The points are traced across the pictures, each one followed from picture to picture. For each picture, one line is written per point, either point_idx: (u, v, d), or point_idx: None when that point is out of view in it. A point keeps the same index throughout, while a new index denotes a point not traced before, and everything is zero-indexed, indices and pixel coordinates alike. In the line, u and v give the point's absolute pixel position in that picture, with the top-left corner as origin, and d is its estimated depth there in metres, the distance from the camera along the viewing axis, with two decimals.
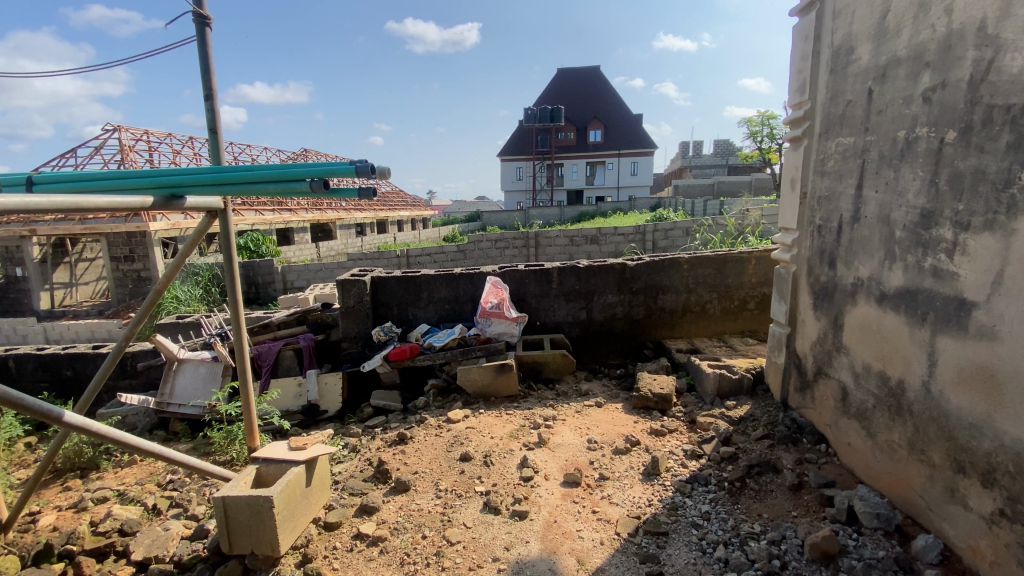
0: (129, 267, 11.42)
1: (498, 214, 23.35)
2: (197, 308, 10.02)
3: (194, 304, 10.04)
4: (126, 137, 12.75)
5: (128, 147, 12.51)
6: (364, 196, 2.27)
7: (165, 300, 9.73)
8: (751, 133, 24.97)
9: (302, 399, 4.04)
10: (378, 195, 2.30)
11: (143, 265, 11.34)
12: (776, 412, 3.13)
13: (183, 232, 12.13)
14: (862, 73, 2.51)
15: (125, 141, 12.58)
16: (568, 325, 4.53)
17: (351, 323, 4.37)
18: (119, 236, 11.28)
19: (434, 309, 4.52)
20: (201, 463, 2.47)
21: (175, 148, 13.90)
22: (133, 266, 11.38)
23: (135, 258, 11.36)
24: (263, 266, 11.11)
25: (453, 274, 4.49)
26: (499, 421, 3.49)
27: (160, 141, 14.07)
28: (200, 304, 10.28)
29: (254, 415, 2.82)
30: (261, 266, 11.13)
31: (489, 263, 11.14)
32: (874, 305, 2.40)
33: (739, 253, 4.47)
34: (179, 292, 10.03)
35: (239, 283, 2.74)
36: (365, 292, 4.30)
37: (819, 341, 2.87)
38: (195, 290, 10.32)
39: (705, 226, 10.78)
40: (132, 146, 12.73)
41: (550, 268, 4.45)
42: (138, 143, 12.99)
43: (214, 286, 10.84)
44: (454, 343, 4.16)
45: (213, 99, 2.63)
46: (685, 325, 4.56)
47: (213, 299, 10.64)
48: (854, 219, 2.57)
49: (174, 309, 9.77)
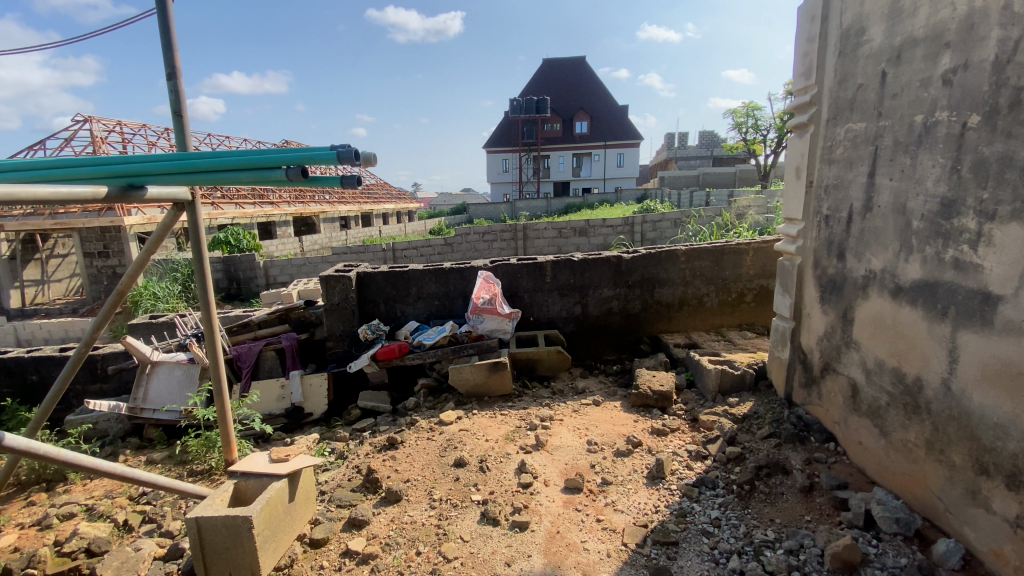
0: (104, 263, 11.00)
1: (485, 207, 23.22)
2: (176, 305, 9.70)
3: (173, 301, 9.74)
4: (97, 128, 12.21)
5: (100, 138, 12.01)
6: (346, 184, 2.07)
7: (143, 297, 9.40)
8: (736, 125, 25.08)
9: (284, 402, 3.85)
10: (362, 184, 2.10)
11: (119, 260, 10.93)
12: (781, 409, 3.03)
13: None
14: (875, 54, 2.38)
15: (97, 133, 12.07)
16: (563, 321, 4.39)
17: (336, 321, 4.16)
18: (91, 231, 10.82)
19: (424, 306, 4.33)
20: (171, 482, 2.28)
21: (151, 139, 13.43)
22: (107, 262, 10.97)
23: (110, 253, 10.94)
24: (244, 260, 10.89)
25: (443, 269, 4.30)
26: (494, 422, 3.35)
27: (135, 133, 13.58)
28: (179, 301, 9.96)
29: (230, 425, 2.63)
30: (241, 260, 10.90)
31: (477, 256, 10.93)
32: (888, 299, 2.29)
33: (737, 245, 4.36)
34: (157, 288, 9.74)
35: (210, 282, 2.53)
36: (350, 289, 4.09)
37: (827, 336, 2.77)
38: (174, 287, 10.02)
39: (694, 217, 10.74)
40: (103, 138, 12.20)
41: (544, 262, 4.29)
42: (111, 135, 12.49)
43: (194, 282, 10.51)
44: (445, 340, 4.02)
45: (176, 79, 2.38)
46: (681, 319, 4.45)
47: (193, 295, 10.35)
48: (866, 208, 2.45)
49: (151, 306, 9.46)
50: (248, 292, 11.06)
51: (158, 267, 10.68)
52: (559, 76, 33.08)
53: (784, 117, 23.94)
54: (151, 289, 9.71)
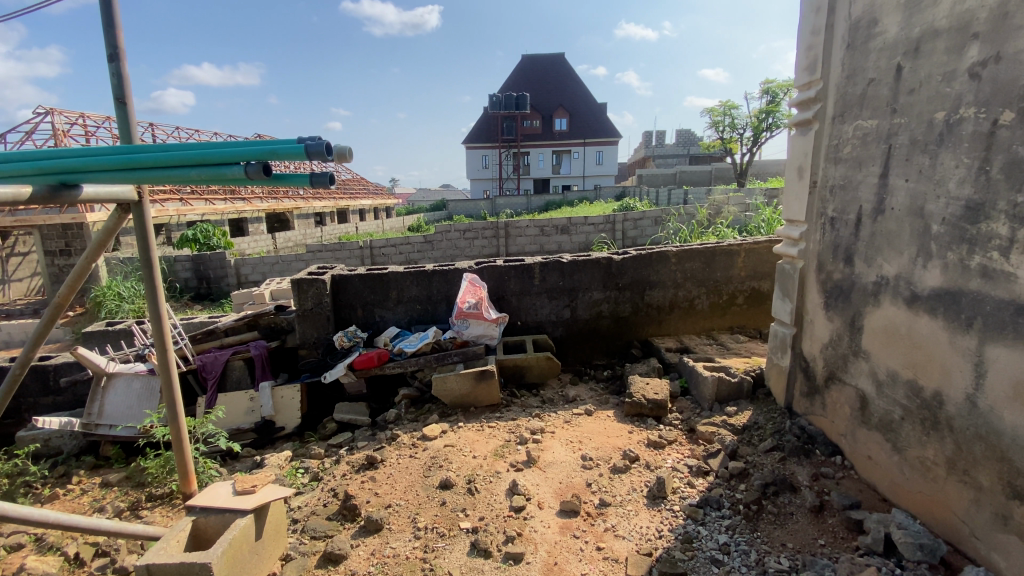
0: (66, 262, 10.37)
1: (464, 204, 22.92)
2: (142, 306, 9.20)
3: (139, 302, 9.24)
4: (58, 120, 11.53)
5: (62, 131, 11.32)
6: (317, 183, 1.82)
7: (107, 298, 8.89)
8: (713, 123, 25.28)
9: (253, 416, 3.63)
10: (335, 183, 1.86)
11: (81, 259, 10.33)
12: (782, 419, 2.90)
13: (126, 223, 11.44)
14: (889, 48, 2.25)
15: (59, 125, 11.39)
16: (551, 325, 4.21)
17: (309, 328, 3.89)
18: (53, 228, 10.20)
19: (404, 310, 4.08)
20: (117, 524, 1.99)
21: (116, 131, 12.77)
22: (69, 260, 10.37)
23: (72, 252, 10.32)
24: (214, 258, 10.40)
25: (425, 271, 4.05)
26: (481, 435, 3.14)
27: (99, 125, 12.89)
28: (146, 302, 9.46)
29: (188, 453, 2.35)
30: (212, 259, 10.41)
31: (457, 255, 10.66)
32: (903, 308, 2.18)
33: (729, 245, 4.23)
34: (122, 288, 9.23)
35: (160, 290, 2.19)
36: (324, 293, 3.83)
37: (832, 344, 2.65)
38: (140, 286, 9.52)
39: (675, 216, 10.67)
40: (65, 130, 11.53)
41: (533, 263, 4.10)
42: (74, 127, 11.81)
43: None
44: (427, 347, 3.80)
45: (118, 61, 2.08)
46: (672, 322, 4.30)
47: None
48: (877, 210, 2.33)
49: (115, 308, 8.95)
50: (219, 291, 10.58)
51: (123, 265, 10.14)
52: (539, 72, 32.89)
53: (759, 117, 24.25)
54: (116, 289, 9.19)
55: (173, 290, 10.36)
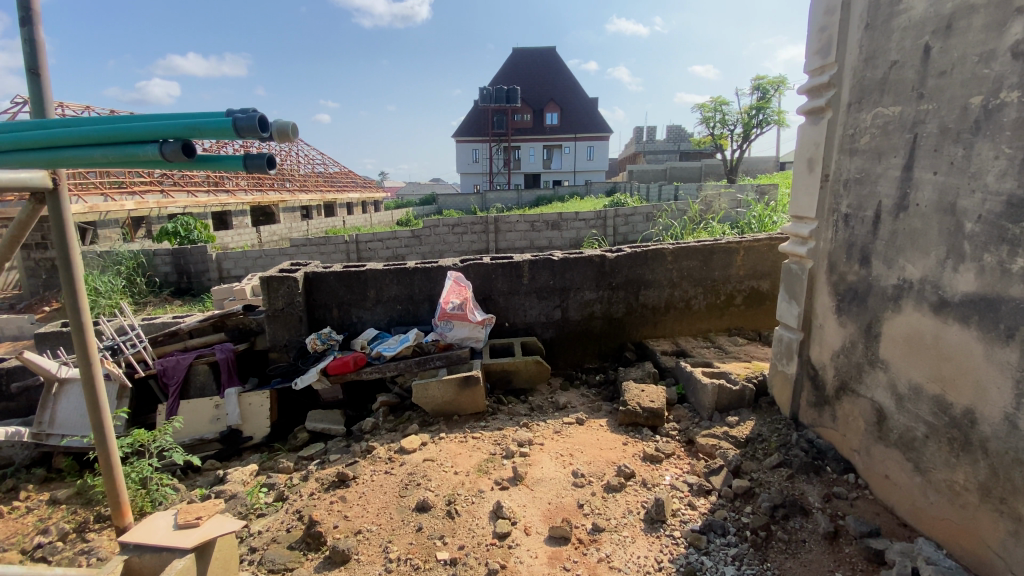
0: (40, 255, 9.98)
1: (454, 198, 22.57)
2: (119, 302, 8.82)
3: (117, 296, 8.89)
4: (33, 108, 11.07)
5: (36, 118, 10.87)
6: (255, 166, 1.70)
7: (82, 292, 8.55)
8: (705, 119, 25.13)
9: (219, 424, 3.39)
10: (275, 167, 1.73)
11: (56, 252, 9.93)
12: (787, 431, 2.70)
13: (103, 215, 11.06)
14: (916, 26, 2.03)
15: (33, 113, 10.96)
16: (540, 326, 3.97)
17: (280, 329, 3.62)
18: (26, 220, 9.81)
19: (384, 310, 3.81)
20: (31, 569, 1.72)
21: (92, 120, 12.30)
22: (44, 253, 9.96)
23: (46, 245, 9.93)
24: (196, 252, 9.99)
25: (406, 268, 3.78)
26: (464, 448, 2.90)
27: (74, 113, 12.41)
28: (123, 297, 9.08)
29: (121, 481, 2.12)
30: (192, 252, 10.02)
31: (446, 250, 10.38)
32: (929, 315, 1.98)
33: (727, 243, 4.01)
34: (98, 283, 8.86)
35: (82, 293, 1.92)
36: (296, 292, 3.57)
37: (844, 351, 2.44)
38: (117, 281, 9.16)
39: (667, 211, 10.45)
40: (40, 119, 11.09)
41: (521, 261, 3.85)
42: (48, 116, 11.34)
43: (139, 276, 9.61)
44: (408, 351, 3.56)
45: (32, 25, 1.79)
46: (668, 323, 4.08)
47: (140, 291, 9.50)
48: (898, 207, 2.12)
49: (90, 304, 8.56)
50: (200, 287, 10.20)
51: (100, 260, 9.78)
52: (530, 65, 32.53)
53: (750, 113, 24.16)
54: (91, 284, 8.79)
55: (151, 285, 9.97)
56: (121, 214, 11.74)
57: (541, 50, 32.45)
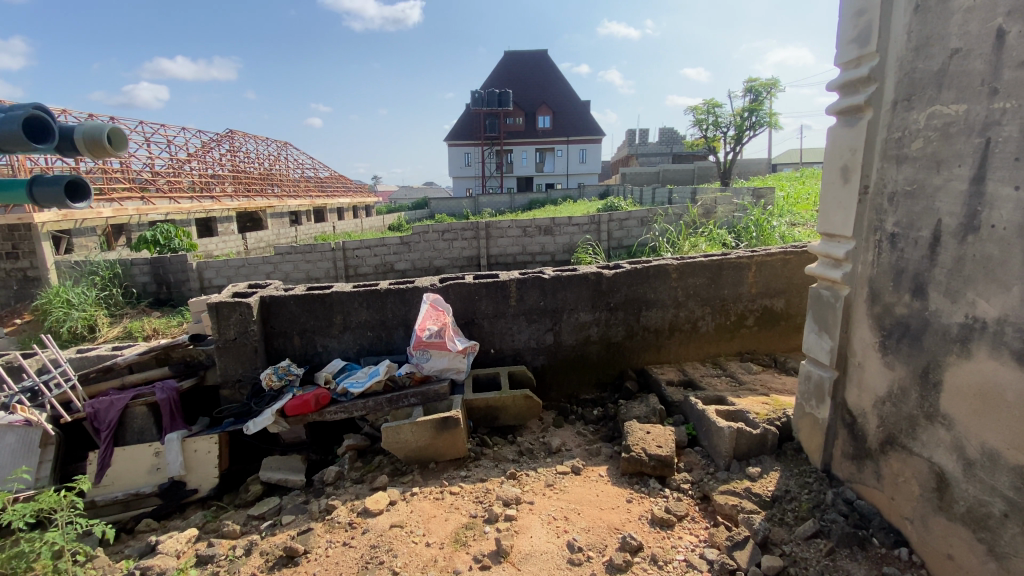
0: (10, 266, 9.44)
1: (445, 202, 22.13)
2: (94, 313, 8.27)
3: (90, 309, 8.34)
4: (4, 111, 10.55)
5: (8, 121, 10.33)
6: (79, 190, 2.53)
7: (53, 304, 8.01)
8: (697, 121, 24.86)
9: (158, 475, 3.03)
10: (89, 191, 2.57)
11: (29, 262, 9.41)
12: (819, 489, 2.30)
13: (79, 224, 10.54)
14: (984, 6, 1.63)
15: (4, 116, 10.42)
16: (531, 353, 3.54)
17: (233, 362, 3.19)
18: None
19: (353, 338, 3.37)
20: None
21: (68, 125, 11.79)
22: (15, 263, 9.41)
23: (19, 254, 9.41)
24: (175, 261, 9.33)
25: (376, 290, 3.32)
26: (441, 508, 2.47)
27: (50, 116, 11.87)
28: (98, 309, 8.52)
29: None
30: (172, 261, 9.34)
31: (436, 257, 9.81)
32: (1010, 365, 1.58)
33: (737, 258, 3.60)
34: (71, 294, 8.30)
35: None
36: (249, 319, 3.13)
37: (891, 399, 2.04)
38: (90, 292, 8.62)
39: (663, 215, 10.05)
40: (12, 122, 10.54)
41: (508, 281, 3.42)
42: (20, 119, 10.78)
43: (115, 287, 9.05)
44: (379, 387, 3.12)
45: None
46: (672, 348, 3.66)
47: (116, 303, 8.95)
48: (965, 228, 1.72)
49: (63, 317, 8.01)
50: (180, 297, 9.62)
51: (75, 271, 9.24)
52: (522, 68, 32.20)
53: (742, 115, 23.92)
54: (64, 295, 8.27)
55: (128, 296, 9.38)
56: (97, 221, 11.18)
57: (533, 53, 32.17)
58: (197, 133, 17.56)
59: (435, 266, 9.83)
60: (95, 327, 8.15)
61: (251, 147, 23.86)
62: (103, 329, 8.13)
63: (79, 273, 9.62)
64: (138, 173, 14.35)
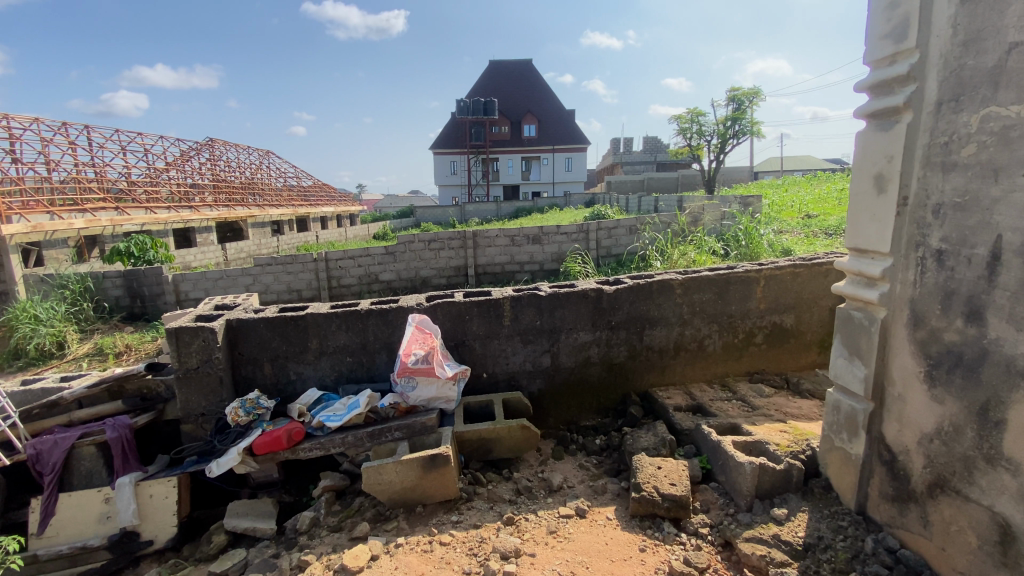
0: None
1: (431, 211, 21.82)
2: (64, 329, 7.56)
3: (60, 324, 7.62)
4: None
5: None
6: None
7: (19, 320, 7.30)
8: (682, 130, 24.98)
9: (109, 525, 2.68)
10: None
11: None
12: (856, 535, 2.06)
13: (47, 235, 9.95)
14: None
15: None
16: (526, 377, 3.26)
17: (195, 394, 2.86)
18: None
19: (331, 364, 3.06)
20: None
21: (36, 131, 11.20)
22: None
23: None
24: (150, 274, 8.72)
25: (357, 311, 3.02)
26: (430, 563, 2.17)
27: (18, 122, 11.27)
28: (68, 324, 7.84)
29: None
30: (147, 274, 8.74)
31: (423, 267, 9.50)
32: None
33: (745, 271, 3.37)
34: (39, 309, 7.54)
35: None
36: (213, 346, 2.82)
37: (940, 437, 1.82)
38: (60, 305, 7.95)
39: (653, 223, 9.88)
40: None
41: (502, 298, 3.15)
42: None
43: (86, 301, 8.42)
44: (358, 420, 2.82)
45: None
46: (678, 369, 3.41)
47: (88, 318, 8.32)
48: None
49: (30, 333, 7.25)
50: (156, 310, 9.06)
51: (46, 285, 8.59)
52: (507, 76, 32.18)
53: (725, 123, 24.09)
54: (32, 310, 7.51)
55: (100, 310, 8.76)
56: (69, 232, 10.63)
57: (518, 61, 32.19)
58: (174, 141, 17.02)
59: (421, 276, 9.52)
60: (65, 343, 7.43)
61: (232, 155, 23.26)
62: (72, 347, 7.47)
63: (49, 286, 9.03)
64: (111, 181, 13.75)
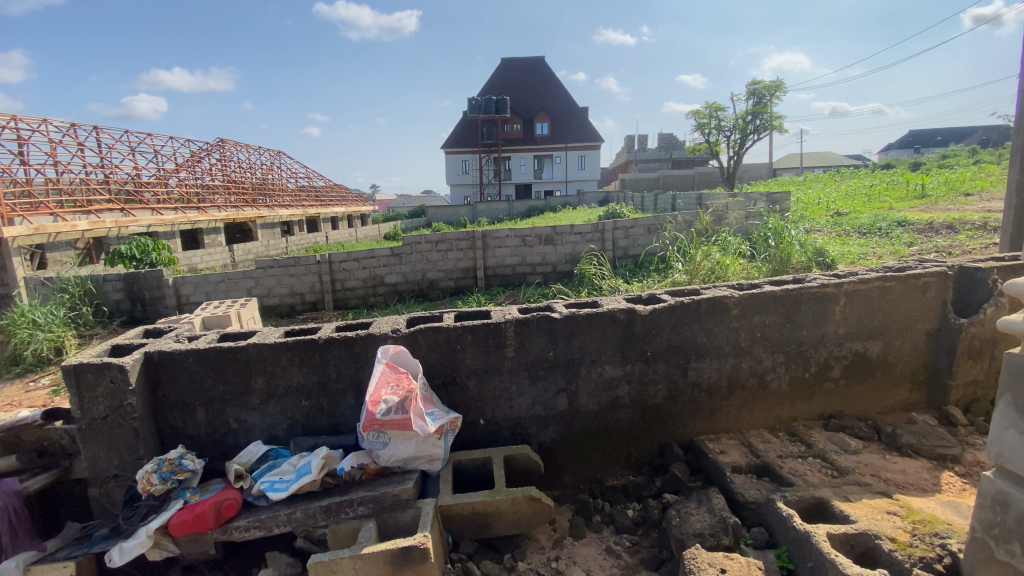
0: None
1: (441, 211, 21.18)
2: (61, 334, 6.79)
3: (60, 330, 6.87)
4: None
5: None
6: None
7: (15, 325, 6.55)
8: (699, 125, 24.00)
9: None
10: None
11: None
12: None
13: (48, 236, 9.36)
14: None
15: None
16: (536, 424, 2.54)
17: (104, 451, 2.20)
18: None
19: (283, 409, 2.37)
20: None
21: (33, 128, 10.68)
22: None
23: None
24: (151, 278, 8.03)
25: (315, 340, 2.33)
26: None
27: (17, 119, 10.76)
28: (68, 329, 7.09)
29: None
30: (147, 277, 8.05)
31: (430, 270, 8.78)
32: None
33: (821, 286, 2.60)
34: (38, 313, 6.76)
35: None
36: (124, 389, 2.14)
37: None
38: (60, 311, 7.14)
39: (675, 222, 9.08)
40: None
41: (503, 323, 2.43)
42: None
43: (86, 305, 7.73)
44: (311, 488, 2.11)
45: None
46: (732, 411, 2.65)
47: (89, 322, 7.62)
48: None
49: (27, 338, 6.49)
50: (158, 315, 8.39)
51: (47, 288, 7.88)
52: (518, 73, 31.45)
53: (745, 118, 23.04)
54: (31, 315, 6.74)
55: (99, 315, 8.09)
56: (72, 234, 10.12)
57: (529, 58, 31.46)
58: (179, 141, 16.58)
59: (428, 279, 8.80)
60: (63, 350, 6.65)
61: (242, 156, 22.77)
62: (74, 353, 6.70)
63: (50, 290, 8.29)
64: (116, 180, 13.22)
